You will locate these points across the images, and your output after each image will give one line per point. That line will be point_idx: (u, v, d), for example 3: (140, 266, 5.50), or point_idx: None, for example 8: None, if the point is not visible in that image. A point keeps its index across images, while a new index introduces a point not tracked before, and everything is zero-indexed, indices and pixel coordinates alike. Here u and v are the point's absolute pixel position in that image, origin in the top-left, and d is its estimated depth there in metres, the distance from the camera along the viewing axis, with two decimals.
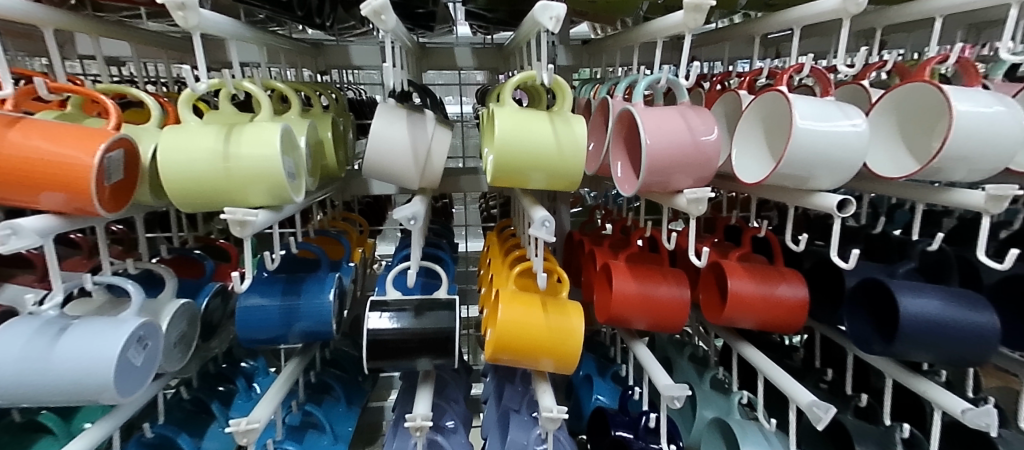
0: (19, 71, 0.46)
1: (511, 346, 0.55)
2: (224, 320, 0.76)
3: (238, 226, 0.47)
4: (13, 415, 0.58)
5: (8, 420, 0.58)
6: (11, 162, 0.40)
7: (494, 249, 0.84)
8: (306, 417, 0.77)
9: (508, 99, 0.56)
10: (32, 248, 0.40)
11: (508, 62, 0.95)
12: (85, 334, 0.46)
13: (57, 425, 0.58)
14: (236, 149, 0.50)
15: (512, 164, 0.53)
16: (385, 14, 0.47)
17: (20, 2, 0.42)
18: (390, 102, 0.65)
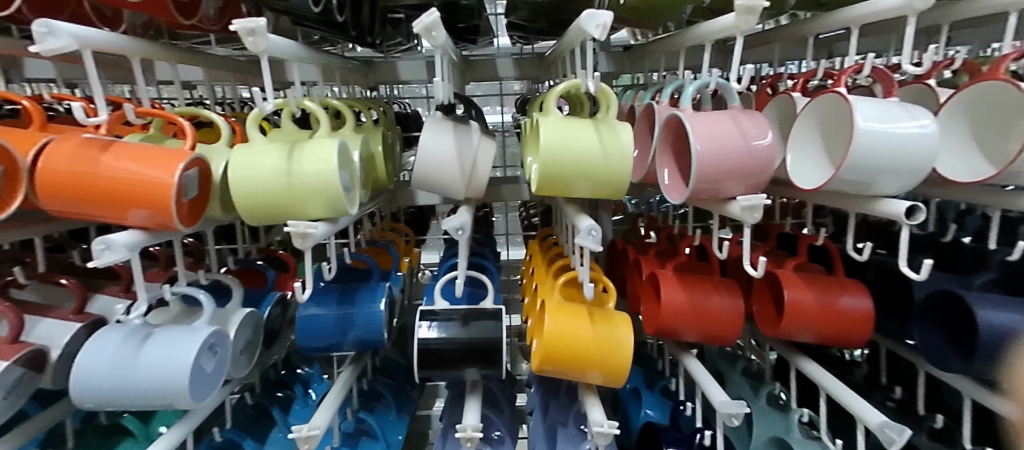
0: (112, 98, 0.50)
1: (560, 358, 0.54)
2: (283, 327, 0.79)
3: (300, 240, 0.50)
4: (101, 418, 0.64)
5: (97, 422, 0.64)
6: (105, 183, 0.44)
7: (537, 258, 0.84)
8: (360, 424, 0.80)
9: (553, 108, 0.56)
10: (125, 260, 0.44)
11: (550, 72, 0.96)
12: (165, 342, 0.49)
13: (137, 428, 0.62)
14: (298, 166, 0.53)
15: (560, 174, 0.53)
16: (435, 31, 0.48)
17: (112, 35, 0.46)
18: (437, 116, 0.66)
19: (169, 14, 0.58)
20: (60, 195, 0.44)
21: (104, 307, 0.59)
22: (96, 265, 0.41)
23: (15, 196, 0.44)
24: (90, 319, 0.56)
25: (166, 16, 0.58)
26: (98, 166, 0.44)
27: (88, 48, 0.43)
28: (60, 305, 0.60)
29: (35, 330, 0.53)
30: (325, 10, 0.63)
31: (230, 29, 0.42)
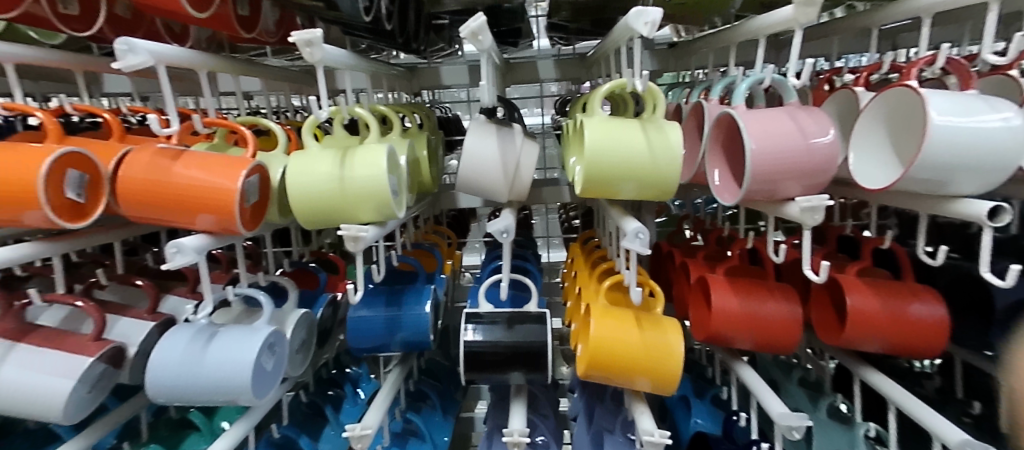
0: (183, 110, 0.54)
1: (607, 364, 0.53)
2: (334, 327, 0.82)
3: (353, 243, 0.52)
4: (171, 411, 0.70)
5: (168, 416, 0.70)
6: (176, 190, 0.46)
7: (579, 261, 0.83)
8: (407, 425, 0.81)
9: (597, 109, 0.55)
10: (194, 263, 0.46)
11: (592, 72, 0.95)
12: (229, 341, 0.51)
13: (202, 422, 0.66)
14: (350, 172, 0.54)
15: (604, 175, 0.51)
16: (481, 35, 0.48)
17: (183, 50, 0.49)
18: (481, 119, 0.67)
19: (233, 28, 0.61)
20: (137, 202, 0.47)
21: (174, 307, 0.65)
22: (169, 267, 0.44)
23: (97, 203, 0.47)
24: (161, 318, 0.61)
25: (230, 30, 0.61)
26: (169, 174, 0.47)
27: (163, 63, 0.46)
28: (134, 306, 0.65)
29: (115, 329, 0.58)
30: (375, 19, 0.65)
31: (289, 41, 0.44)
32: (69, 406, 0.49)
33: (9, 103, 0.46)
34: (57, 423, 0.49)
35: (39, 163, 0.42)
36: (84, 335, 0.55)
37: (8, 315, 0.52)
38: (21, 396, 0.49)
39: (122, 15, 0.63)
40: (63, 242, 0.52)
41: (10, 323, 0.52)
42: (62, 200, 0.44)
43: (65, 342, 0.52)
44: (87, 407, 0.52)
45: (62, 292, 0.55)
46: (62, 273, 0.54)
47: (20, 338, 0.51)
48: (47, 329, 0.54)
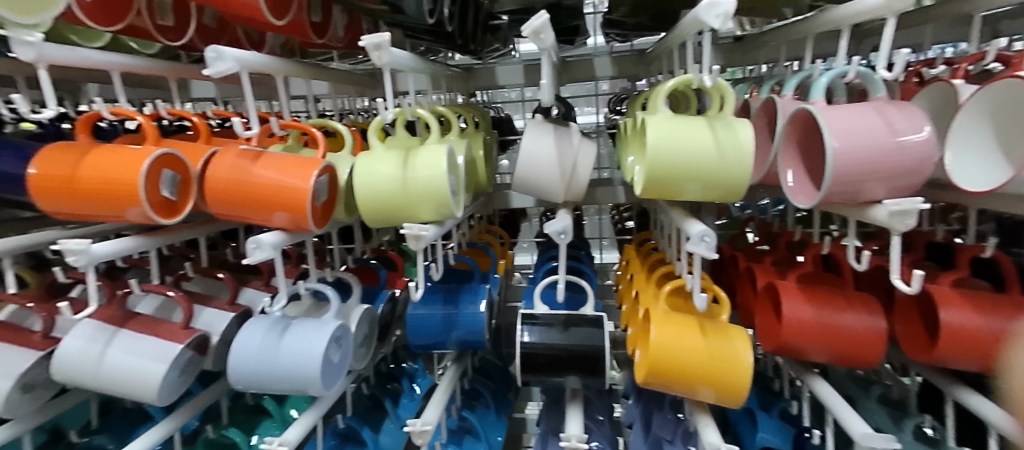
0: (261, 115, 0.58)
1: (669, 372, 0.51)
2: (392, 323, 0.84)
3: (414, 242, 0.54)
4: (248, 399, 0.78)
5: (245, 402, 0.78)
6: (257, 188, 0.49)
7: (635, 263, 0.82)
8: (463, 422, 0.83)
9: (662, 106, 0.53)
10: (272, 258, 0.49)
11: (650, 69, 0.93)
12: (301, 333, 0.54)
13: (274, 409, 0.72)
14: (412, 173, 0.56)
15: (665, 175, 0.50)
16: (543, 33, 0.48)
17: (263, 57, 0.52)
18: (538, 118, 0.66)
19: (306, 34, 0.65)
20: (220, 200, 0.51)
21: (251, 299, 0.70)
22: (250, 262, 0.47)
23: (188, 200, 0.52)
24: (241, 309, 0.66)
25: (302, 36, 0.65)
26: (250, 175, 0.50)
27: (248, 69, 0.49)
28: (214, 298, 0.69)
29: (200, 318, 0.63)
30: (437, 21, 0.66)
31: (359, 45, 0.45)
32: (162, 389, 0.54)
33: (115, 108, 0.51)
34: (152, 404, 0.54)
35: (139, 166, 0.47)
36: (174, 323, 0.60)
37: (113, 303, 0.58)
38: (122, 379, 0.54)
39: (209, 24, 0.69)
40: (157, 237, 0.56)
41: (114, 310, 0.58)
42: (158, 199, 0.49)
43: (159, 330, 0.57)
44: (176, 390, 0.57)
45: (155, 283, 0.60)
46: (157, 266, 0.60)
47: (124, 324, 0.57)
48: (144, 316, 0.59)
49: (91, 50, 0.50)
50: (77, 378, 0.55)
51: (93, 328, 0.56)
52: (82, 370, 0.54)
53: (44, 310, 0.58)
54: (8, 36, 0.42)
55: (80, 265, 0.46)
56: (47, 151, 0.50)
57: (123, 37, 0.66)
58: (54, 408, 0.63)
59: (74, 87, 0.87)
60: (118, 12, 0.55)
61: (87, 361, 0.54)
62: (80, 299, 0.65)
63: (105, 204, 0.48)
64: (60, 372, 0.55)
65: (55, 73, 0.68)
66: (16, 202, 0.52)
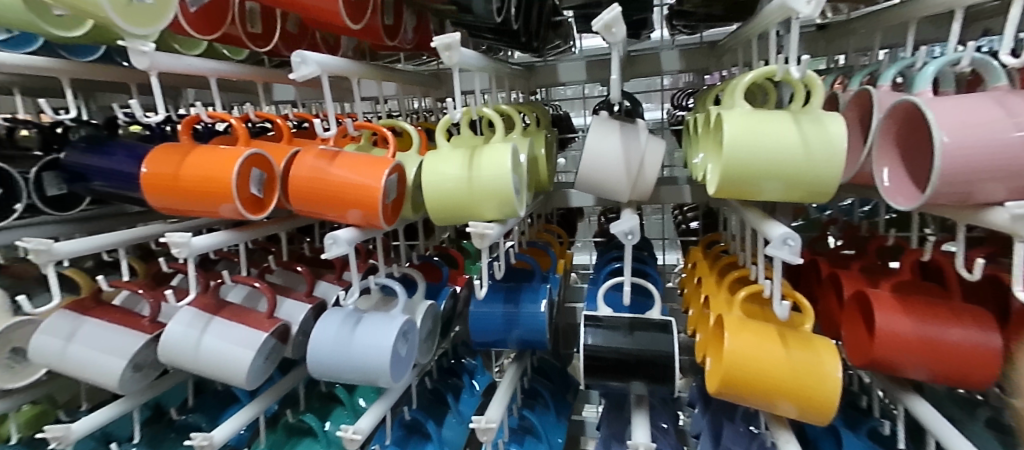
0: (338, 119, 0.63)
1: (747, 383, 0.48)
2: (454, 319, 0.85)
3: (479, 240, 0.54)
4: (323, 386, 0.83)
5: (319, 390, 0.83)
6: (336, 185, 0.53)
7: (700, 266, 0.78)
8: (523, 421, 0.83)
9: (739, 99, 0.50)
10: (346, 253, 0.53)
11: (723, 62, 0.88)
12: (371, 327, 0.59)
13: (346, 397, 0.76)
14: (477, 172, 0.56)
15: (742, 173, 0.47)
16: (615, 27, 0.46)
17: (341, 60, 0.56)
18: (603, 115, 0.64)
19: (378, 37, 0.67)
20: (300, 198, 0.55)
21: (326, 291, 0.72)
22: (326, 256, 0.51)
23: (273, 197, 0.57)
24: (317, 301, 0.69)
25: (374, 39, 0.67)
26: (327, 175, 0.53)
27: (327, 72, 0.53)
28: (293, 290, 0.73)
29: (282, 309, 0.66)
30: (504, 20, 0.66)
31: (431, 46, 0.49)
32: (249, 375, 0.58)
33: (212, 112, 0.56)
34: (241, 387, 0.58)
35: (232, 168, 0.52)
36: (261, 312, 0.64)
37: (209, 292, 0.63)
38: (216, 363, 0.58)
39: (292, 31, 0.73)
40: (246, 232, 0.62)
41: (210, 298, 0.62)
42: (247, 197, 0.55)
43: (248, 318, 0.61)
44: (262, 375, 0.61)
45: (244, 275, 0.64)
46: (245, 259, 0.65)
47: (217, 312, 0.61)
48: (233, 305, 0.63)
49: (192, 57, 0.55)
50: (178, 360, 0.60)
51: (192, 315, 0.60)
52: (184, 353, 0.59)
53: (152, 296, 0.63)
54: (127, 47, 0.47)
55: (183, 255, 0.52)
56: (156, 152, 0.57)
57: (219, 45, 0.71)
58: (156, 388, 0.70)
59: (176, 93, 0.95)
60: (215, 23, 0.59)
61: (187, 345, 0.59)
62: (181, 288, 0.71)
63: (201, 200, 0.54)
64: (165, 353, 0.60)
65: (162, 81, 0.74)
66: (132, 197, 0.59)
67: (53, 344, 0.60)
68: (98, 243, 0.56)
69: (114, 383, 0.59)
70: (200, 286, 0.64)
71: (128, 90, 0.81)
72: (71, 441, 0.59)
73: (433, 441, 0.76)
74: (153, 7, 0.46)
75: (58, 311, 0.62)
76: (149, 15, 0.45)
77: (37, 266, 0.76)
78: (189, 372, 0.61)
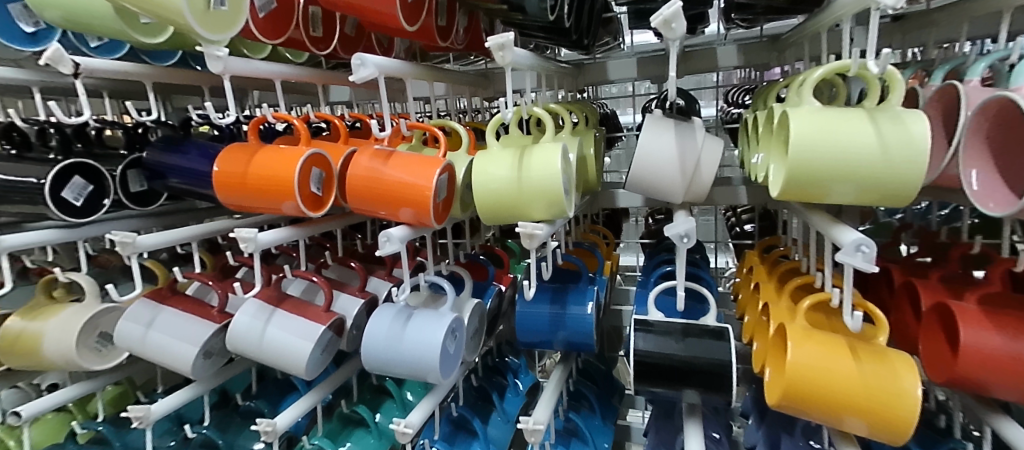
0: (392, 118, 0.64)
1: (813, 397, 0.45)
2: (499, 317, 0.86)
3: (528, 241, 0.54)
4: (373, 379, 0.85)
5: (370, 383, 0.85)
6: (393, 185, 0.54)
7: (757, 270, 0.75)
8: (569, 424, 0.83)
9: (809, 95, 0.47)
10: (399, 251, 0.55)
11: (785, 56, 0.84)
12: (422, 324, 0.60)
13: (395, 390, 0.78)
14: (528, 172, 0.55)
15: (811, 174, 0.44)
16: (675, 22, 0.45)
17: (393, 61, 0.57)
18: (658, 113, 0.62)
19: (432, 37, 0.68)
20: (355, 197, 0.57)
21: (378, 287, 0.74)
22: (381, 253, 0.53)
23: (331, 195, 0.60)
24: (370, 297, 0.70)
25: (429, 39, 0.68)
26: (381, 175, 0.55)
27: (385, 75, 0.57)
28: (347, 285, 0.75)
29: (337, 303, 0.68)
30: (557, 18, 0.65)
31: (486, 46, 0.50)
32: (308, 365, 0.60)
33: (277, 113, 0.59)
34: (301, 376, 0.61)
35: (294, 168, 0.55)
36: (318, 306, 0.66)
37: (272, 286, 0.65)
38: (278, 353, 0.61)
39: (350, 34, 0.75)
40: (305, 228, 0.65)
41: (272, 291, 0.65)
42: (308, 194, 0.57)
43: (307, 311, 0.63)
44: (319, 367, 0.63)
45: (303, 270, 0.67)
46: (305, 255, 0.68)
47: (279, 305, 0.63)
48: (294, 299, 0.65)
49: (261, 61, 0.58)
50: (243, 349, 0.62)
51: (257, 306, 0.62)
52: (249, 343, 0.62)
53: (220, 288, 0.66)
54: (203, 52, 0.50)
55: (250, 250, 0.55)
56: (227, 152, 0.59)
57: (283, 48, 0.74)
58: (223, 375, 0.73)
59: (242, 94, 1.00)
60: (280, 29, 0.62)
61: (252, 335, 0.61)
62: (245, 280, 0.74)
63: (265, 197, 0.57)
64: (232, 342, 0.63)
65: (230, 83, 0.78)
66: (202, 193, 0.63)
67: (135, 331, 0.64)
68: (174, 237, 0.59)
69: (187, 369, 0.62)
70: (262, 279, 0.67)
71: (198, 92, 0.86)
72: (151, 421, 0.63)
73: (478, 439, 0.76)
74: (228, 14, 0.48)
75: (139, 299, 0.66)
76: (224, 21, 0.48)
77: (119, 257, 0.82)
78: (253, 361, 0.64)
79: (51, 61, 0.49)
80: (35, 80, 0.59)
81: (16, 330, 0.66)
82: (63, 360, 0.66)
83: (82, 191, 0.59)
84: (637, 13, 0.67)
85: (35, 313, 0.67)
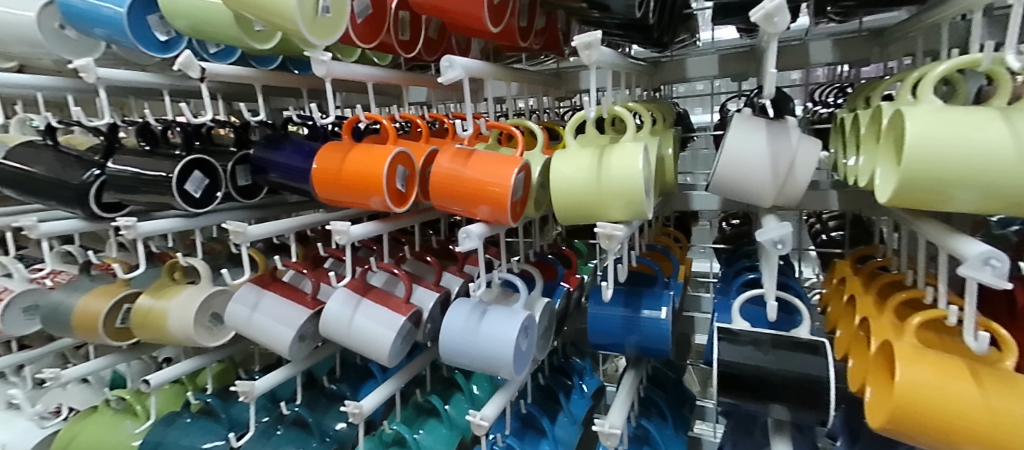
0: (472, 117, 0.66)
1: (924, 421, 0.42)
2: (566, 318, 0.85)
3: (608, 242, 0.53)
4: (446, 371, 0.87)
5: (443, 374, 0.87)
6: (473, 183, 0.56)
7: (850, 281, 0.69)
8: (640, 431, 0.81)
9: (928, 93, 0.43)
10: (476, 247, 0.57)
11: (888, 50, 0.77)
12: (496, 319, 0.61)
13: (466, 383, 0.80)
14: (607, 172, 0.55)
15: (929, 178, 0.40)
16: (778, 16, 0.42)
17: (478, 62, 0.59)
18: (747, 113, 0.60)
19: (513, 39, 0.69)
20: (436, 194, 0.59)
21: (453, 282, 0.76)
22: (461, 250, 0.55)
23: (414, 191, 0.62)
24: (444, 291, 0.72)
25: (509, 40, 0.69)
26: (461, 174, 0.56)
27: (471, 76, 0.58)
28: (423, 278, 0.78)
29: (414, 294, 0.71)
30: (641, 16, 0.64)
31: (572, 45, 0.50)
32: (391, 353, 0.63)
33: (368, 114, 0.62)
34: (383, 363, 0.64)
35: (383, 165, 0.57)
36: (398, 297, 0.69)
37: (359, 276, 0.69)
38: (364, 340, 0.64)
39: (432, 36, 0.78)
40: (388, 223, 0.68)
41: (359, 281, 0.68)
42: (394, 191, 0.59)
43: (389, 302, 0.66)
44: (399, 355, 0.65)
45: (385, 263, 0.70)
46: (388, 248, 0.71)
47: (365, 294, 0.66)
48: (378, 289, 0.68)
49: (358, 64, 0.61)
50: (333, 334, 0.66)
51: (346, 295, 0.66)
52: (338, 328, 0.66)
53: (314, 276, 0.71)
54: (308, 57, 0.53)
55: (343, 242, 0.59)
56: (323, 150, 0.63)
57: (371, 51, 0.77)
58: (313, 357, 0.78)
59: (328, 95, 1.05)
60: (373, 33, 0.65)
61: (341, 322, 0.65)
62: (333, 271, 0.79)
63: (355, 193, 0.60)
64: (324, 327, 0.67)
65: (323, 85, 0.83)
66: (299, 188, 0.67)
67: (241, 312, 0.69)
68: (277, 228, 0.64)
69: (285, 350, 0.67)
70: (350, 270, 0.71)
71: (292, 94, 0.92)
72: (254, 396, 0.68)
73: (547, 438, 0.77)
74: (331, 21, 0.51)
75: (245, 284, 0.71)
76: (327, 28, 0.51)
77: (224, 245, 0.89)
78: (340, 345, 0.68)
79: (182, 66, 0.55)
80: (164, 83, 0.66)
81: (145, 307, 0.74)
82: (183, 336, 0.73)
83: (201, 185, 0.65)
84: (730, 8, 0.64)
85: (161, 292, 0.75)
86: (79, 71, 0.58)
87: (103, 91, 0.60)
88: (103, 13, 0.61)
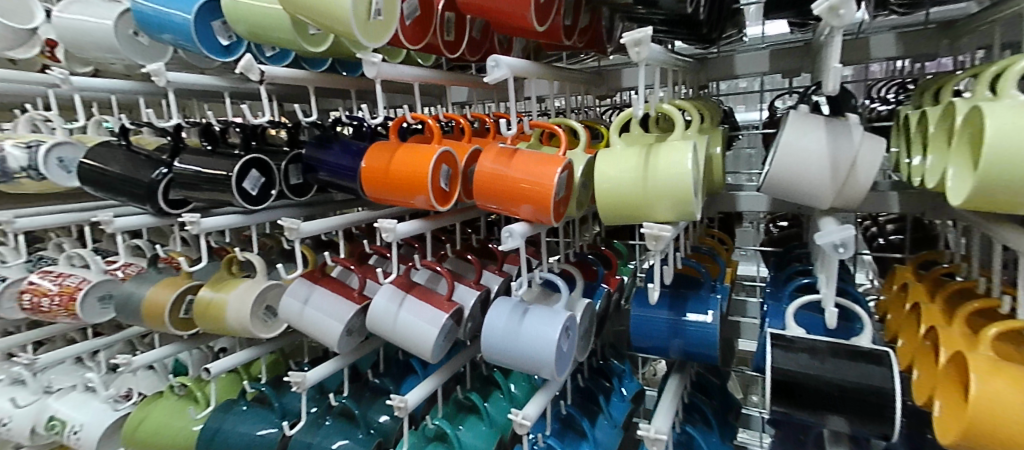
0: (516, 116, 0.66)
1: (1002, 440, 0.39)
2: (606, 319, 0.84)
3: (654, 242, 0.52)
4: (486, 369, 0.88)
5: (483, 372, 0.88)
6: (517, 182, 0.56)
7: (913, 288, 0.66)
8: (683, 436, 0.79)
9: (1011, 87, 0.40)
10: (519, 246, 0.57)
11: (957, 43, 0.73)
12: (537, 319, 0.61)
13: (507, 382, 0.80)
14: (653, 172, 0.54)
15: (1012, 178, 0.37)
16: (843, 8, 0.41)
17: (524, 62, 0.59)
18: (805, 110, 0.57)
19: (558, 37, 0.68)
20: (479, 193, 0.59)
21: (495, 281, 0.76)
22: (504, 248, 0.55)
23: (457, 190, 0.62)
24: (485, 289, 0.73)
25: (555, 38, 0.68)
26: (505, 174, 0.56)
27: (517, 75, 0.58)
28: (465, 277, 0.79)
29: (456, 292, 0.71)
30: (691, 11, 0.62)
31: (621, 42, 0.49)
32: (434, 349, 0.64)
33: (414, 114, 0.63)
34: (427, 360, 0.65)
35: (428, 164, 0.58)
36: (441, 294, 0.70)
37: (404, 273, 0.70)
38: (409, 336, 0.65)
39: (477, 36, 0.78)
40: (433, 222, 0.68)
41: (404, 278, 0.69)
42: (438, 190, 0.60)
43: (432, 299, 0.67)
44: (442, 352, 0.66)
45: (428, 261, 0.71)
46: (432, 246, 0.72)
47: (409, 291, 0.67)
48: (421, 286, 0.69)
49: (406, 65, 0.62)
50: (379, 329, 0.68)
51: (391, 291, 0.67)
52: (384, 324, 0.67)
53: (361, 272, 0.72)
54: (360, 58, 0.55)
55: (390, 239, 0.60)
56: (371, 149, 0.65)
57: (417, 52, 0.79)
58: (359, 352, 0.80)
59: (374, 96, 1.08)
60: (421, 34, 0.66)
61: (387, 317, 0.66)
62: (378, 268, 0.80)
63: (401, 191, 0.61)
64: (370, 322, 0.68)
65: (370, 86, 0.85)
66: (348, 187, 0.69)
67: (292, 305, 0.72)
68: (327, 225, 0.66)
69: (334, 343, 0.69)
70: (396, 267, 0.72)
71: (341, 95, 0.94)
72: (306, 387, 0.71)
73: (588, 440, 0.76)
74: (383, 23, 0.52)
75: (297, 278, 0.74)
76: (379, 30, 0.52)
77: (276, 241, 0.92)
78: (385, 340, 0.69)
79: (244, 70, 0.58)
80: (225, 85, 0.69)
81: (205, 299, 0.78)
82: (239, 327, 0.76)
83: (258, 183, 0.68)
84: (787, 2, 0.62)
85: (219, 285, 0.78)
86: (150, 75, 0.61)
87: (172, 93, 0.64)
88: (172, 20, 0.64)
